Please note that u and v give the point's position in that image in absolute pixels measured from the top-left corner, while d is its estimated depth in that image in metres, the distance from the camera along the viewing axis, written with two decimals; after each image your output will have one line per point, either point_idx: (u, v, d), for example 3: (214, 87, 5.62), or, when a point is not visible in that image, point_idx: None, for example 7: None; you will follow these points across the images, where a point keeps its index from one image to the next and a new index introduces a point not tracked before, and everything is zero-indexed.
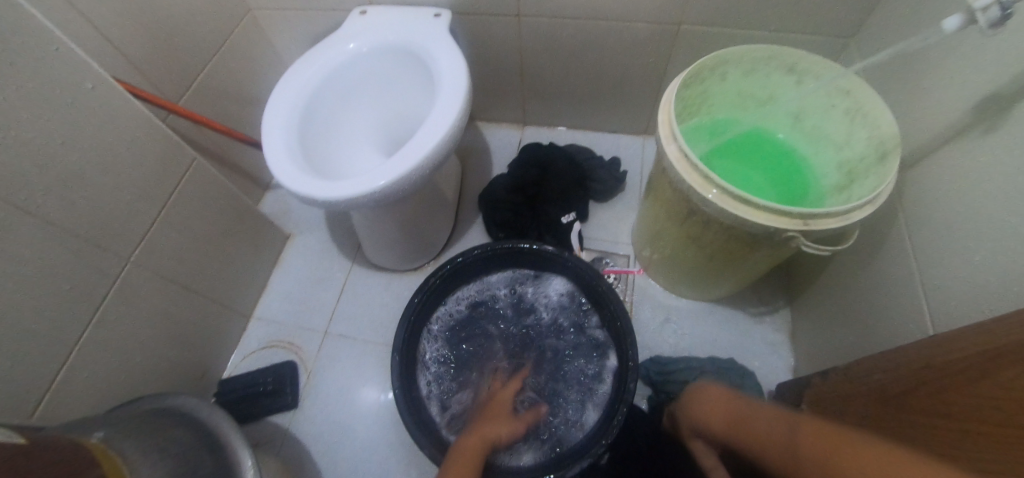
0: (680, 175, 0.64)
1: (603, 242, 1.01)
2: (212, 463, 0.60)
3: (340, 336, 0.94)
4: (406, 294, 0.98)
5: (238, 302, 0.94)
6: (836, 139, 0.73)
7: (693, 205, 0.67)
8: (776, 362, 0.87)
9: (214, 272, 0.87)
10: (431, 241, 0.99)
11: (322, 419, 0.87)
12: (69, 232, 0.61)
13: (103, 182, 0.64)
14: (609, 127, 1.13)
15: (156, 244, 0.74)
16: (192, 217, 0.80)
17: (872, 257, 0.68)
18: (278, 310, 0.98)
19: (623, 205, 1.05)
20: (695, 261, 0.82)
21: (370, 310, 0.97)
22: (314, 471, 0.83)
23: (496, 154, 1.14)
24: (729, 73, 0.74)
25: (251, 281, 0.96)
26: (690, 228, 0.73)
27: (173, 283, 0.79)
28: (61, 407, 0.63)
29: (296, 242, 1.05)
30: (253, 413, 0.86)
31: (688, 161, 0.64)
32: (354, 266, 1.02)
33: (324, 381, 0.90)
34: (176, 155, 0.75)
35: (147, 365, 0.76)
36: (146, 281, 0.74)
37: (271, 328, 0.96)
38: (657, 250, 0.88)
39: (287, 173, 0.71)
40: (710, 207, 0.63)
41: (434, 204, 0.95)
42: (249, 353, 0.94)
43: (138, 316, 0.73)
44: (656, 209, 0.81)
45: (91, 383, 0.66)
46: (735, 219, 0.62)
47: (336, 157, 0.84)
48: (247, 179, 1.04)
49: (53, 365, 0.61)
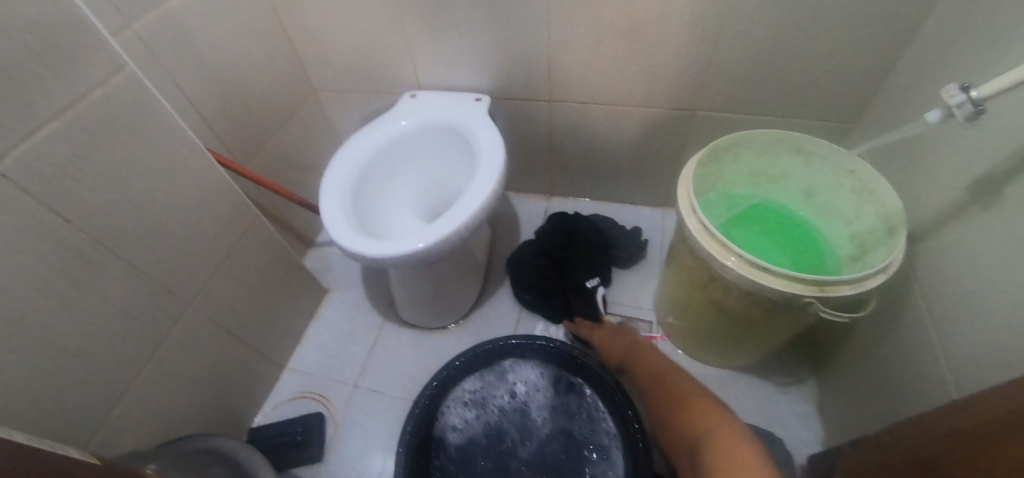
0: (699, 243, 0.70)
1: (626, 307, 1.05)
2: None
3: (368, 391, 0.97)
4: (435, 351, 1.02)
5: (275, 352, 0.98)
6: (847, 214, 0.79)
7: (714, 270, 0.71)
8: (804, 434, 0.85)
9: (258, 321, 0.92)
10: (461, 300, 1.03)
11: (345, 474, 0.87)
12: (148, 275, 0.69)
13: (182, 233, 0.73)
14: (631, 199, 1.21)
15: (214, 291, 0.81)
16: (248, 268, 0.88)
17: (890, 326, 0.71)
18: (312, 362, 1.02)
19: (644, 272, 1.10)
20: (716, 327, 0.84)
21: (400, 364, 1.00)
22: None
23: (523, 221, 1.22)
24: (742, 153, 0.82)
25: (289, 333, 1.01)
26: (711, 292, 0.76)
27: (223, 329, 0.84)
28: (111, 442, 0.66)
29: (334, 297, 1.11)
30: (280, 463, 0.87)
31: (707, 232, 0.69)
32: (387, 322, 1.06)
33: (350, 434, 0.91)
34: (243, 212, 0.84)
35: (189, 408, 0.79)
36: (202, 325, 0.79)
37: (303, 380, 0.99)
38: (679, 316, 0.91)
39: (342, 231, 0.79)
40: (729, 273, 0.67)
41: (467, 265, 1.01)
42: (280, 403, 0.96)
43: (189, 358, 0.78)
44: (677, 275, 0.85)
45: (140, 420, 0.70)
46: (753, 284, 0.65)
47: (382, 220, 0.93)
48: (295, 237, 1.13)
49: (112, 399, 0.66)
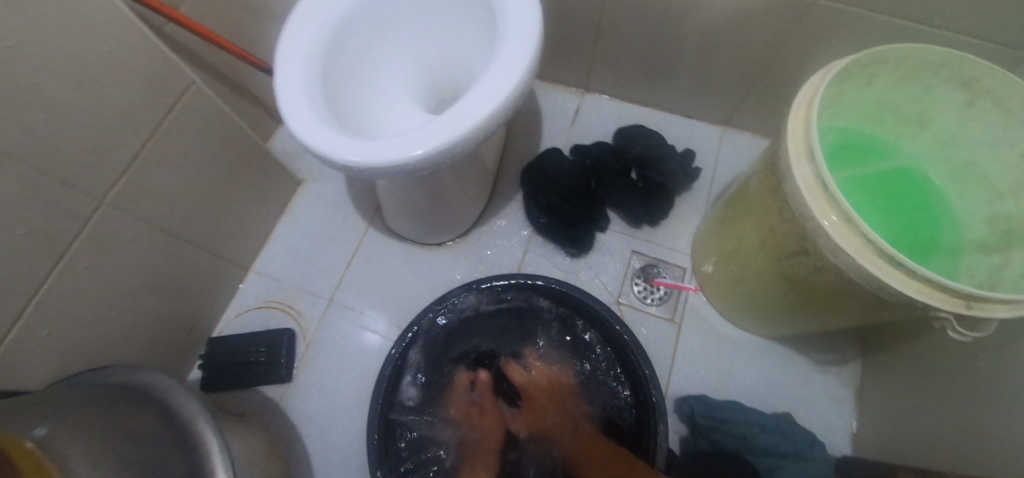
0: (805, 206, 0.48)
1: (657, 246, 0.87)
2: (183, 464, 0.48)
3: (345, 308, 0.84)
4: (426, 271, 0.86)
5: (235, 253, 0.82)
6: (1000, 186, 0.58)
7: (810, 246, 0.52)
8: (833, 422, 0.75)
9: (207, 217, 0.74)
10: (462, 216, 0.85)
11: (317, 399, 0.78)
12: (24, 163, 0.48)
13: (72, 105, 0.50)
14: (685, 110, 0.96)
15: (140, 182, 0.61)
16: (187, 152, 0.67)
17: (996, 339, 0.54)
18: (281, 266, 0.87)
19: (687, 205, 0.90)
20: (772, 298, 0.68)
21: (385, 282, 0.85)
22: (302, 454, 0.75)
23: (546, 120, 0.97)
24: (878, 76, 0.59)
25: (252, 231, 0.85)
26: (788, 266, 0.58)
27: (159, 228, 0.67)
28: (13, 369, 0.53)
29: (308, 190, 0.92)
30: (243, 381, 0.77)
31: (824, 191, 0.48)
32: (371, 228, 0.89)
33: (323, 356, 0.80)
34: (170, 75, 0.60)
35: (124, 321, 0.65)
36: (126, 224, 0.61)
37: (270, 285, 0.85)
38: (726, 272, 0.75)
39: (302, 120, 0.56)
40: (840, 260, 0.47)
41: (473, 175, 0.80)
42: (244, 310, 0.84)
43: (112, 265, 0.61)
44: (745, 231, 0.66)
45: (52, 341, 0.56)
46: (870, 280, 0.46)
47: (365, 104, 0.69)
48: (259, 109, 0.89)
49: (3, 322, 0.50)
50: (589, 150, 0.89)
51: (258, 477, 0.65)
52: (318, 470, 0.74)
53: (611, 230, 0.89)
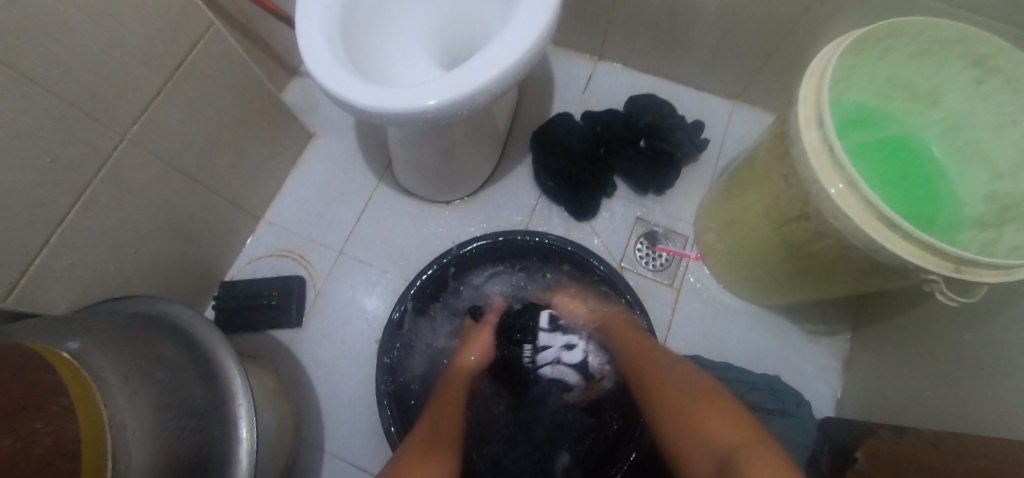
0: (810, 169, 0.50)
1: (661, 215, 0.89)
2: (201, 390, 0.50)
3: (355, 260, 0.86)
4: (434, 228, 0.88)
5: (248, 201, 0.84)
6: (1000, 165, 0.60)
7: (812, 211, 0.53)
8: (820, 388, 0.79)
9: (222, 163, 0.75)
10: (472, 176, 0.86)
11: (325, 344, 0.81)
12: (50, 92, 0.49)
13: (97, 39, 0.51)
14: (698, 82, 0.96)
15: (159, 122, 0.62)
16: (205, 97, 0.68)
17: (983, 309, 0.57)
18: (293, 217, 0.89)
19: (694, 176, 0.91)
20: (770, 267, 0.70)
21: (393, 237, 0.87)
22: (310, 395, 0.78)
23: (559, 86, 0.98)
24: (892, 51, 0.60)
25: (265, 181, 0.86)
26: (789, 232, 0.60)
27: (177, 170, 0.68)
28: (39, 293, 0.55)
29: (320, 144, 0.93)
30: (254, 324, 0.80)
31: (829, 156, 0.49)
32: (381, 184, 0.91)
33: (333, 304, 0.83)
34: (190, 16, 0.60)
35: (142, 258, 0.67)
36: (146, 163, 0.63)
37: (281, 235, 0.87)
38: (726, 242, 0.78)
39: (324, 64, 0.57)
40: (841, 223, 0.49)
41: (485, 135, 0.81)
42: (256, 258, 0.86)
43: (131, 202, 0.63)
44: (748, 200, 0.68)
45: (74, 270, 0.58)
46: (866, 243, 0.49)
47: (382, 57, 0.70)
48: (273, 60, 0.89)
49: (31, 247, 0.52)
50: (601, 117, 0.90)
51: (270, 411, 0.69)
52: (325, 410, 0.78)
53: (617, 197, 0.90)
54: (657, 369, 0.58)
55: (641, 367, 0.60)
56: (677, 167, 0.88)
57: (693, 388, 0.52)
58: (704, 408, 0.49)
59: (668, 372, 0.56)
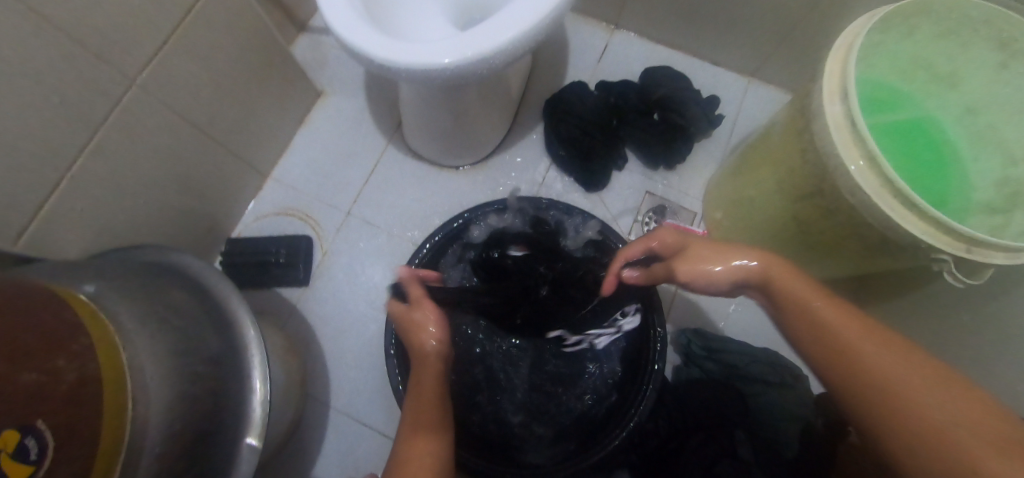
0: (830, 144, 0.50)
1: (670, 190, 0.89)
2: (216, 339, 0.51)
3: (362, 222, 0.86)
4: (443, 193, 0.88)
5: (255, 158, 0.83)
6: (1016, 151, 0.60)
7: (828, 187, 0.53)
8: None
9: (230, 116, 0.74)
10: (483, 141, 0.85)
11: (332, 304, 0.81)
12: (60, 30, 0.47)
13: None
14: (715, 56, 0.94)
15: (168, 70, 0.61)
16: (214, 45, 0.66)
17: (986, 292, 0.58)
18: (300, 176, 0.88)
19: (705, 152, 0.91)
20: (778, 244, 0.71)
21: (401, 200, 0.87)
22: (316, 353, 0.79)
23: (573, 54, 0.96)
24: (920, 29, 0.59)
25: (272, 138, 0.85)
26: (801, 209, 0.60)
27: (185, 121, 0.67)
28: (50, 238, 0.55)
29: (328, 103, 0.92)
30: (261, 281, 0.80)
31: (851, 130, 0.49)
32: (390, 147, 0.90)
33: (339, 265, 0.83)
34: None
35: (151, 209, 0.67)
36: (155, 112, 0.61)
37: (288, 194, 0.87)
38: (734, 218, 0.78)
39: (340, 15, 0.56)
40: (856, 199, 0.49)
41: (499, 100, 0.80)
42: (262, 216, 0.86)
43: (140, 151, 0.62)
44: (761, 176, 0.68)
45: (84, 216, 0.58)
46: (881, 221, 0.49)
47: (397, 12, 0.68)
48: (281, 12, 0.87)
49: (42, 190, 0.52)
50: (615, 87, 0.89)
51: (277, 365, 0.70)
52: (331, 368, 0.79)
53: (627, 169, 0.90)
54: (857, 332, 0.39)
55: (837, 347, 0.39)
56: (690, 142, 0.87)
57: (956, 411, 0.32)
58: (959, 416, 0.31)
59: (905, 381, 0.35)
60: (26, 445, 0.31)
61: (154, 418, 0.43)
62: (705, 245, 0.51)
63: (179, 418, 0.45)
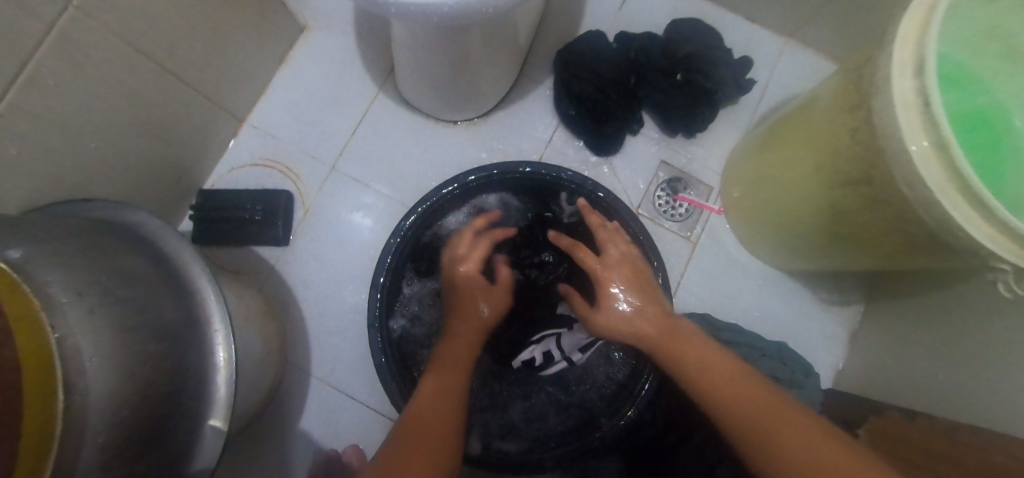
0: (894, 125, 0.42)
1: (687, 161, 0.81)
2: (175, 309, 0.45)
3: (348, 178, 0.78)
4: (437, 151, 0.80)
5: (228, 99, 0.74)
6: None
7: (881, 175, 0.46)
8: (822, 357, 0.77)
9: (198, 51, 0.64)
10: (484, 95, 0.76)
11: (315, 266, 0.76)
12: None
13: None
14: (751, 11, 0.83)
15: None
16: None
17: None
18: (280, 123, 0.79)
19: (729, 121, 0.82)
20: (803, 231, 0.65)
21: (392, 157, 0.79)
22: (296, 317, 0.74)
23: None
24: None
25: (248, 77, 0.75)
26: (840, 196, 0.53)
27: (142, 54, 0.57)
28: None
29: (312, 40, 0.81)
30: (237, 238, 0.74)
31: (923, 111, 0.41)
32: (381, 95, 0.80)
33: (322, 224, 0.77)
34: None
35: (106, 154, 0.59)
36: (105, 44, 0.52)
37: (266, 142, 0.78)
38: (755, 198, 0.71)
39: None
40: (915, 194, 0.42)
41: (505, 48, 0.70)
42: (238, 166, 0.78)
43: (88, 89, 0.53)
44: (795, 154, 0.60)
45: (21, 162, 0.49)
46: (940, 221, 0.42)
47: None
48: None
49: None
50: (637, 40, 0.78)
51: (253, 331, 0.64)
52: (314, 333, 0.74)
53: (642, 135, 0.82)
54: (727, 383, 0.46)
55: (744, 430, 0.42)
56: (716, 108, 0.78)
57: (828, 456, 0.36)
58: (803, 446, 0.37)
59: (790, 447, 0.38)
60: None
61: (96, 404, 0.37)
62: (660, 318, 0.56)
63: (129, 403, 0.40)
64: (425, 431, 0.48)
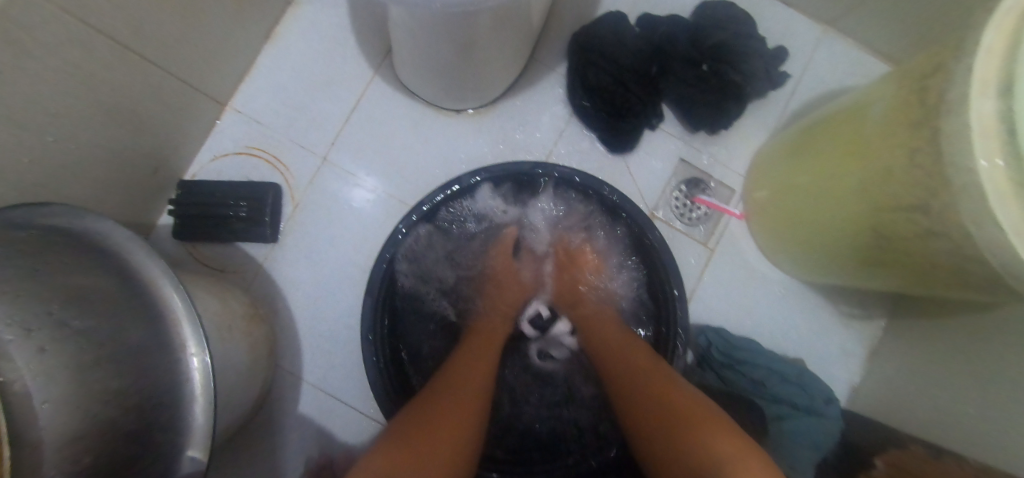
0: (971, 155, 0.36)
1: (709, 161, 0.75)
2: (143, 340, 0.40)
3: (341, 170, 0.72)
4: (439, 143, 0.73)
5: (207, 81, 0.66)
6: None
7: (943, 206, 0.41)
8: (838, 373, 0.73)
9: (171, 30, 0.57)
10: (491, 83, 0.69)
11: (305, 265, 0.71)
12: None
13: None
14: None
15: None
16: None
17: None
18: (267, 108, 0.72)
19: (756, 118, 0.75)
20: (837, 250, 0.59)
21: (388, 148, 0.73)
22: (286, 320, 0.70)
23: None
24: None
25: (228, 56, 0.68)
26: (887, 221, 0.48)
27: (104, 36, 0.50)
28: None
29: (301, 14, 0.73)
30: (221, 234, 0.68)
31: (1010, 140, 0.35)
32: (377, 79, 0.73)
33: (313, 219, 0.71)
34: None
35: (69, 148, 0.53)
36: (60, 28, 0.45)
37: (252, 129, 0.72)
38: (781, 209, 0.66)
39: None
40: (985, 234, 0.37)
41: (515, 32, 0.62)
42: (221, 155, 0.71)
43: (41, 78, 0.46)
44: (834, 167, 0.54)
45: None
46: (1010, 267, 0.37)
47: None
48: None
49: None
50: (662, 24, 0.71)
51: (239, 340, 0.60)
52: (304, 337, 0.70)
53: (662, 130, 0.75)
54: (643, 374, 0.51)
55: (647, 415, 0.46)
56: (745, 104, 0.72)
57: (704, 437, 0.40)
58: (684, 425, 0.42)
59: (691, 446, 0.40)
60: None
61: (50, 455, 0.33)
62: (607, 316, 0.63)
63: (89, 450, 0.36)
64: (446, 408, 0.47)
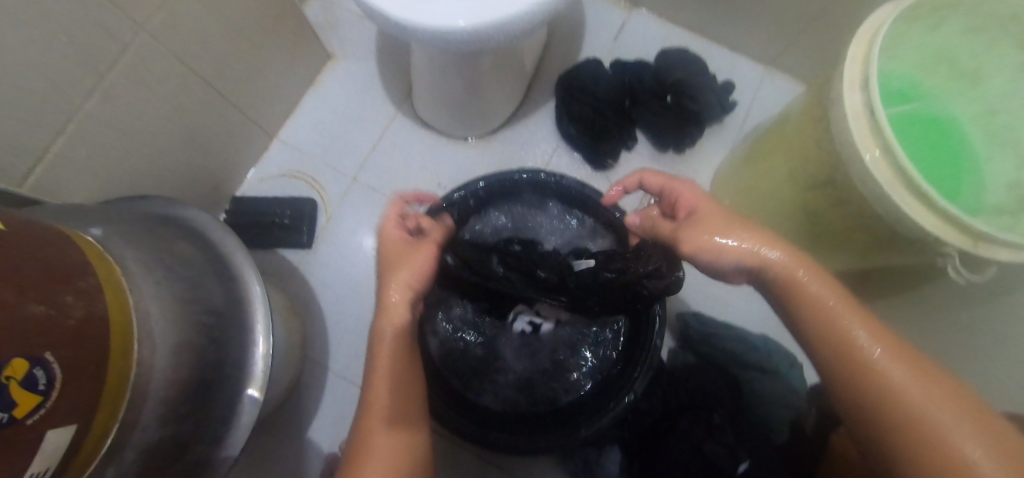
0: (848, 132, 0.49)
1: (679, 175, 0.89)
2: (221, 293, 0.50)
3: (367, 188, 0.85)
4: (451, 165, 0.87)
5: (261, 116, 0.82)
6: None
7: (842, 176, 0.53)
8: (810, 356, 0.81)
9: (241, 73, 0.73)
10: (493, 114, 0.84)
11: (334, 267, 0.82)
12: None
13: None
14: (732, 44, 0.93)
15: (181, 21, 0.58)
16: None
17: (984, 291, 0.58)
18: (307, 140, 0.87)
19: (716, 139, 0.90)
20: (787, 236, 0.70)
21: (407, 169, 0.86)
22: (316, 316, 0.80)
23: (588, 31, 0.94)
24: (946, 23, 0.56)
25: (279, 97, 0.83)
26: (812, 198, 0.60)
27: (195, 74, 0.65)
28: (55, 182, 0.54)
29: (338, 67, 0.90)
30: (266, 241, 0.80)
31: (870, 120, 0.48)
32: (399, 115, 0.89)
33: (342, 229, 0.83)
34: None
35: (157, 160, 0.66)
36: (168, 66, 0.60)
37: (294, 157, 0.86)
38: (739, 208, 0.78)
39: None
40: (869, 190, 0.49)
41: (512, 73, 0.78)
42: (267, 177, 0.85)
43: (150, 103, 0.60)
44: (771, 164, 0.67)
45: (90, 164, 0.56)
46: (892, 213, 0.49)
47: None
48: None
49: (47, 134, 0.50)
50: (631, 66, 0.87)
51: (279, 324, 0.70)
52: (331, 331, 0.80)
53: (637, 151, 0.89)
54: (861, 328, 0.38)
55: (879, 401, 0.35)
56: (703, 126, 0.86)
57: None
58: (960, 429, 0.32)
59: (948, 424, 0.32)
60: (34, 374, 0.31)
61: (158, 361, 0.43)
62: (715, 218, 0.48)
63: (183, 365, 0.45)
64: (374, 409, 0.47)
